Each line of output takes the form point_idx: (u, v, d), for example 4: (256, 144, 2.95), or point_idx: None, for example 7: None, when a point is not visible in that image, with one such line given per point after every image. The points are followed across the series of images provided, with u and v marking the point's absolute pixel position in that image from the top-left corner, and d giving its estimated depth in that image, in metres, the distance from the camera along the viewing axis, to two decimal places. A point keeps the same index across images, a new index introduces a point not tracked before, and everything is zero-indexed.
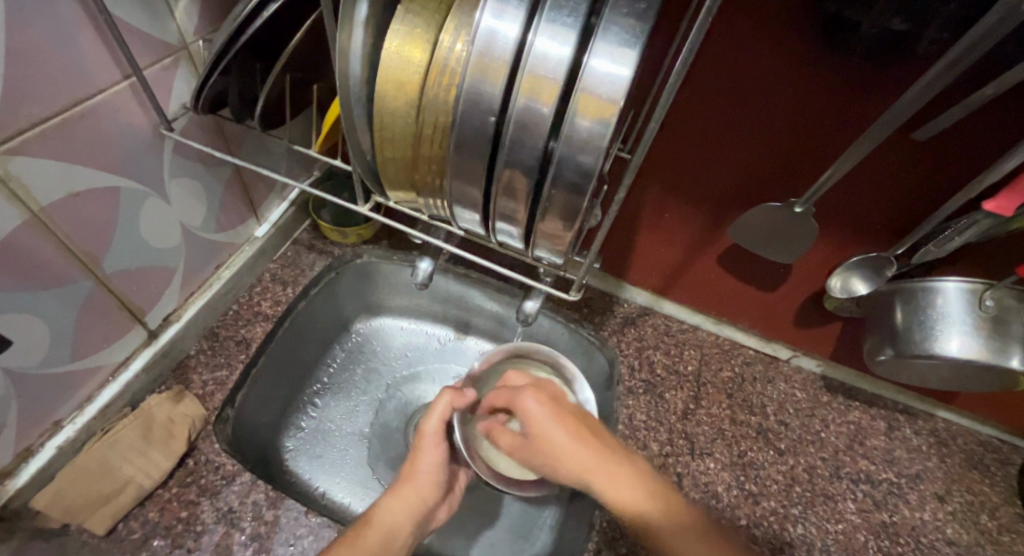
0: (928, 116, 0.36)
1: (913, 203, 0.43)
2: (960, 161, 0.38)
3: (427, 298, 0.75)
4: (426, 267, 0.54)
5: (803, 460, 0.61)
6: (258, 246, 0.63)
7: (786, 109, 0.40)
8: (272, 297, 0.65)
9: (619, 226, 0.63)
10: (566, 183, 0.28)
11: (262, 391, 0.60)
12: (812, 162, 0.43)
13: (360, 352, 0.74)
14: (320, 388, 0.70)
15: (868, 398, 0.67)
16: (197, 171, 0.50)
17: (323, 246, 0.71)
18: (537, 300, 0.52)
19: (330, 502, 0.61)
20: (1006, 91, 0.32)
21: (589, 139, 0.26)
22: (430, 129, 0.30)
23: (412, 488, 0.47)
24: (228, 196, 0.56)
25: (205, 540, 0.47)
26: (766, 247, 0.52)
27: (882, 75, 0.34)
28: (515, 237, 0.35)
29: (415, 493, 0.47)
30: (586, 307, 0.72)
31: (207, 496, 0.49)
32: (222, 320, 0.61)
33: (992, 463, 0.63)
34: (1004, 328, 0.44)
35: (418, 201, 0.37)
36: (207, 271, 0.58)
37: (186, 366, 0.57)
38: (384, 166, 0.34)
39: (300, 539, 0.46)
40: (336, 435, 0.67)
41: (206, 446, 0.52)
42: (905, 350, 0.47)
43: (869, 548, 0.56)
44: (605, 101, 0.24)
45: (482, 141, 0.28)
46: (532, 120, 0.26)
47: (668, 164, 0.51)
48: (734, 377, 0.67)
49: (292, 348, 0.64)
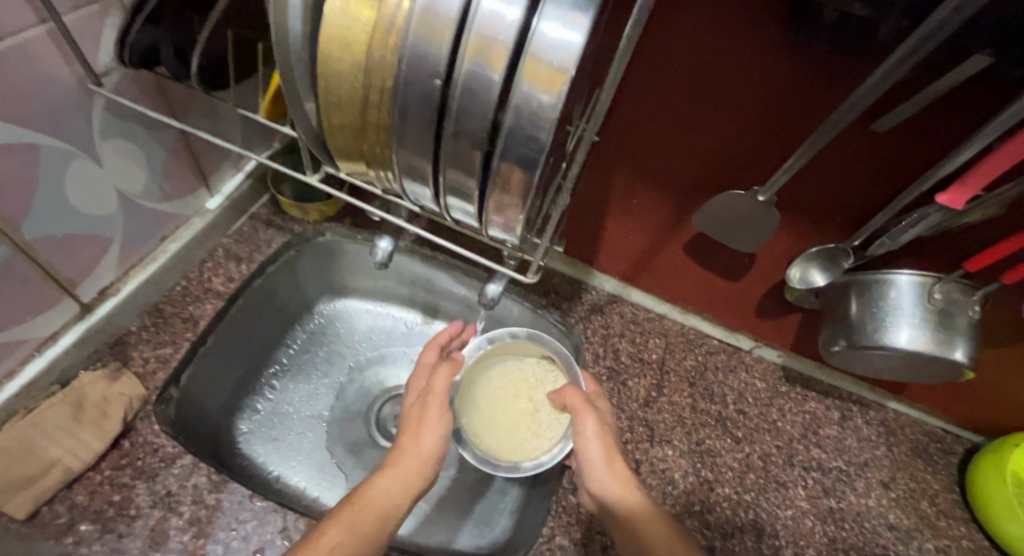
0: (886, 107, 0.36)
1: (870, 195, 0.43)
2: (915, 154, 0.38)
3: (393, 281, 0.72)
4: (386, 246, 0.53)
5: (759, 448, 0.62)
6: (209, 218, 0.61)
7: (750, 95, 0.40)
8: (224, 274, 0.62)
9: (588, 212, 0.62)
10: (516, 156, 0.27)
11: (212, 371, 0.57)
12: (774, 151, 0.43)
13: (323, 335, 0.72)
14: (279, 370, 0.68)
15: (824, 389, 0.68)
16: (134, 133, 0.47)
17: (282, 223, 0.68)
18: (500, 284, 0.51)
19: (284, 487, 0.60)
20: (961, 85, 0.32)
21: (539, 110, 0.24)
22: (377, 93, 0.28)
23: (413, 465, 0.43)
24: (174, 163, 0.53)
25: (139, 524, 0.45)
26: (729, 236, 0.52)
27: (847, 62, 0.34)
28: (470, 214, 0.35)
29: (414, 465, 0.43)
30: (553, 293, 0.71)
31: (143, 478, 0.47)
32: (168, 296, 0.58)
33: (936, 453, 0.65)
34: (950, 321, 0.45)
35: (370, 172, 0.36)
36: (151, 243, 0.56)
37: (125, 343, 0.54)
38: (331, 134, 0.32)
39: (243, 523, 0.46)
40: (294, 418, 0.65)
41: (143, 426, 0.50)
42: (857, 340, 0.47)
43: (815, 533, 0.58)
44: (554, 68, 0.23)
45: (429, 106, 0.26)
46: (478, 86, 0.25)
47: (635, 149, 0.50)
48: (697, 365, 0.68)
49: (247, 328, 0.62)
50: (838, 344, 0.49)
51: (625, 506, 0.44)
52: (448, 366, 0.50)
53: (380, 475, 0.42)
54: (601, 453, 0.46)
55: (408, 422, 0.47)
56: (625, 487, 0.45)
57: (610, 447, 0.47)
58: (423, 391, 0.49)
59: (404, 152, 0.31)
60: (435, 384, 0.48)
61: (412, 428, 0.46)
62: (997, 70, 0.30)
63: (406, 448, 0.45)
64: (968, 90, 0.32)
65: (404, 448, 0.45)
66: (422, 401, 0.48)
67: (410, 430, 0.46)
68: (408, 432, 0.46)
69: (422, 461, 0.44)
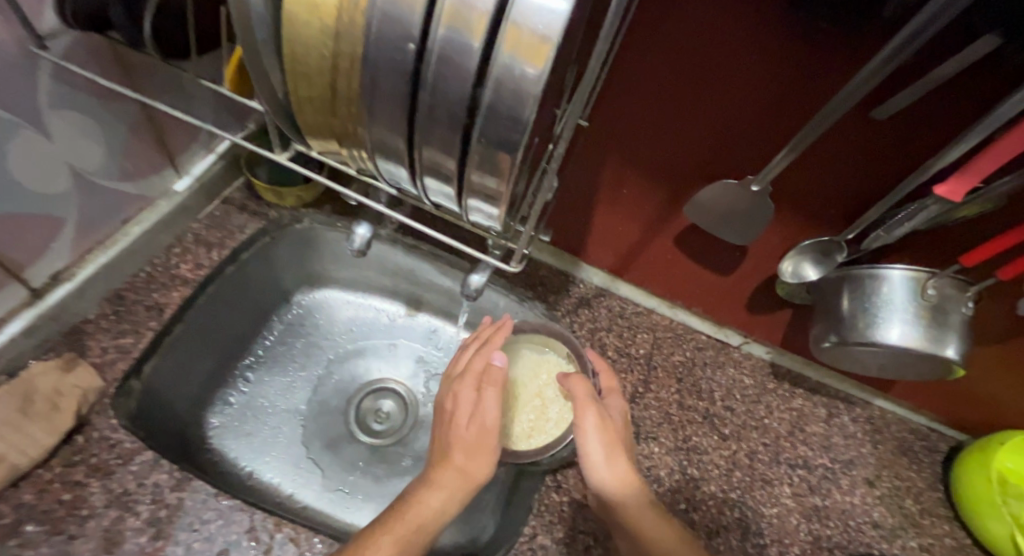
0: (887, 93, 0.34)
1: (867, 187, 0.42)
2: (915, 143, 0.37)
3: (375, 272, 0.69)
4: (364, 233, 0.50)
5: (746, 445, 0.61)
6: (177, 201, 0.59)
7: (747, 78, 0.38)
8: (192, 260, 0.60)
9: (577, 203, 0.60)
10: (495, 135, 0.24)
11: (179, 362, 0.55)
12: (770, 138, 0.42)
13: (301, 325, 0.69)
14: (254, 361, 0.65)
15: (812, 386, 0.67)
16: (88, 106, 0.46)
17: (257, 208, 0.65)
18: (484, 274, 0.49)
19: (256, 484, 0.57)
20: (966, 70, 0.30)
21: (521, 84, 0.22)
22: (347, 59, 0.25)
23: (463, 489, 0.43)
24: (133, 140, 0.52)
25: (92, 524, 0.43)
26: (721, 228, 0.51)
27: (848, 44, 0.32)
28: (448, 197, 0.33)
29: (461, 486, 0.43)
30: (540, 286, 0.69)
31: (98, 476, 0.45)
32: (130, 282, 0.57)
33: (921, 451, 0.65)
34: (943, 317, 0.44)
35: (342, 152, 0.33)
36: (111, 224, 0.55)
37: (80, 332, 0.52)
38: (299, 107, 0.29)
39: (206, 523, 0.43)
40: (269, 412, 0.63)
41: (100, 421, 0.48)
42: (848, 336, 0.46)
43: (800, 531, 0.57)
44: (537, 37, 0.21)
45: (400, 75, 0.24)
46: (455, 53, 0.22)
47: (627, 135, 0.48)
48: (685, 361, 0.67)
49: (219, 318, 0.59)
50: (829, 340, 0.48)
51: (626, 503, 0.44)
52: (498, 390, 0.48)
53: (434, 495, 0.41)
54: (603, 450, 0.44)
55: (460, 439, 0.45)
56: (627, 484, 0.44)
57: (614, 442, 0.45)
58: (473, 408, 0.46)
59: (377, 128, 0.28)
60: (486, 407, 0.46)
61: (466, 446, 0.44)
62: (1004, 54, 0.29)
63: (457, 465, 0.44)
64: (970, 75, 0.31)
65: (457, 466, 0.43)
66: (476, 421, 0.46)
67: (463, 448, 0.44)
68: (462, 449, 0.44)
69: (471, 488, 0.43)
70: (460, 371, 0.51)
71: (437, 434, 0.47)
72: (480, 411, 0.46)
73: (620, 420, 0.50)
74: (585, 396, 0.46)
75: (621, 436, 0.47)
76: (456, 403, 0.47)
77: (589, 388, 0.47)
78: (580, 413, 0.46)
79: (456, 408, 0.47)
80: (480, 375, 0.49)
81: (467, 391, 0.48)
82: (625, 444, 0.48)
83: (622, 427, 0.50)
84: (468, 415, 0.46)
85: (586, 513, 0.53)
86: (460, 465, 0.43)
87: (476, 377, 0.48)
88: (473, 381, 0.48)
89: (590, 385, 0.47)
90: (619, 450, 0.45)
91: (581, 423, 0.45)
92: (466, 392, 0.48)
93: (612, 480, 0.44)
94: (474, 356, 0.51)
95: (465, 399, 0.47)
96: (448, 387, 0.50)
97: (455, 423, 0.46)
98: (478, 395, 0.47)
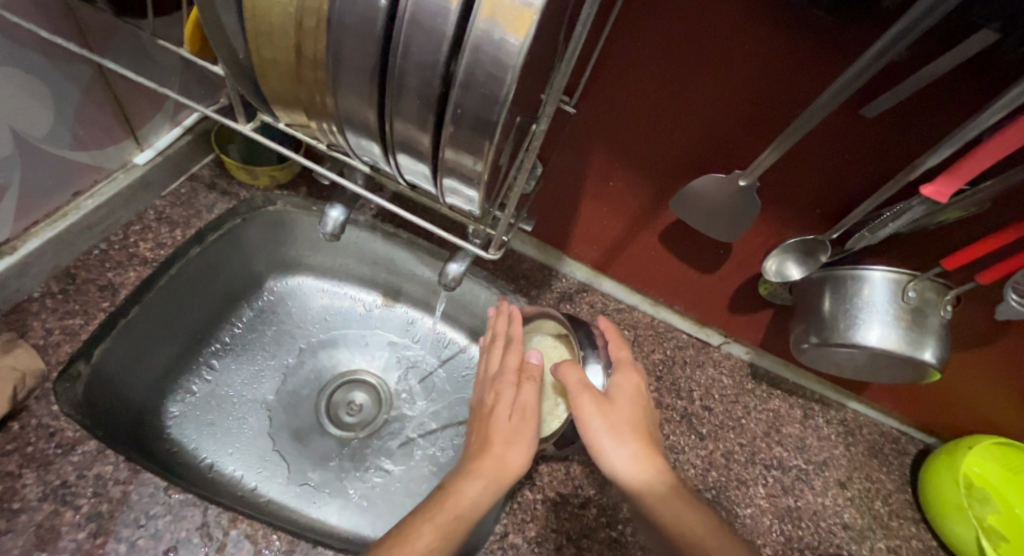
0: (877, 90, 0.33)
1: (852, 187, 0.42)
2: (901, 144, 0.36)
3: (353, 260, 0.66)
4: (337, 216, 0.47)
5: (722, 445, 0.61)
6: (136, 174, 0.57)
7: (738, 70, 0.37)
8: (152, 239, 0.57)
9: (562, 194, 0.59)
10: (470, 110, 0.22)
11: (135, 348, 0.51)
12: (759, 133, 0.41)
13: (272, 313, 0.66)
14: (221, 348, 0.62)
15: (790, 387, 0.68)
16: (35, 65, 0.43)
17: (227, 187, 0.62)
18: (463, 263, 0.47)
19: (217, 476, 0.55)
20: (955, 69, 0.30)
21: (498, 56, 0.20)
22: (313, 18, 0.22)
23: (503, 479, 0.41)
24: (87, 105, 0.50)
25: (23, 519, 0.41)
26: (706, 224, 0.50)
27: (840, 37, 0.31)
28: (424, 176, 0.31)
29: (500, 475, 0.41)
30: (522, 279, 0.68)
31: (34, 466, 0.43)
32: (82, 260, 0.54)
33: (891, 453, 0.66)
34: (922, 320, 0.44)
35: (311, 125, 0.31)
36: (61, 197, 0.52)
37: (24, 311, 0.50)
38: (263, 71, 0.26)
39: (153, 519, 0.41)
40: (234, 401, 0.60)
41: (39, 408, 0.45)
42: (828, 337, 0.46)
43: (772, 532, 0.57)
44: (518, 5, 0.19)
45: (367, 39, 0.22)
46: (427, 16, 0.20)
47: (615, 125, 0.47)
48: (665, 359, 0.66)
49: (182, 301, 0.56)
50: (809, 340, 0.48)
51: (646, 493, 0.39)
52: (537, 385, 0.47)
53: (473, 483, 0.40)
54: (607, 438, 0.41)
55: (501, 428, 0.43)
56: (640, 471, 0.40)
57: (615, 425, 0.41)
58: (514, 402, 0.45)
59: (345, 98, 0.26)
60: (526, 400, 0.45)
61: (507, 434, 0.43)
62: (999, 50, 0.28)
63: (497, 455, 0.42)
64: (960, 73, 0.30)
65: (497, 455, 0.42)
66: (517, 412, 0.44)
67: (503, 438, 0.43)
68: (503, 439, 0.43)
69: (511, 480, 0.42)
70: (495, 369, 0.50)
71: (477, 427, 0.46)
72: (520, 404, 0.45)
73: (633, 397, 0.45)
74: (575, 383, 0.43)
75: (628, 417, 0.43)
76: (496, 398, 0.46)
77: (581, 375, 0.43)
78: (574, 401, 0.42)
79: (495, 401, 0.46)
80: (517, 372, 0.48)
81: (507, 385, 0.47)
82: (638, 423, 0.43)
83: (636, 403, 0.45)
84: (510, 408, 0.45)
85: (559, 511, 0.52)
86: (500, 455, 0.42)
87: (513, 372, 0.48)
88: (512, 376, 0.48)
89: (581, 370, 0.44)
90: (624, 432, 0.41)
91: (578, 409, 0.42)
92: (506, 388, 0.46)
93: (620, 466, 0.40)
94: (507, 353, 0.50)
95: (503, 393, 0.46)
96: (485, 384, 0.49)
97: (495, 415, 0.44)
98: (518, 388, 0.46)
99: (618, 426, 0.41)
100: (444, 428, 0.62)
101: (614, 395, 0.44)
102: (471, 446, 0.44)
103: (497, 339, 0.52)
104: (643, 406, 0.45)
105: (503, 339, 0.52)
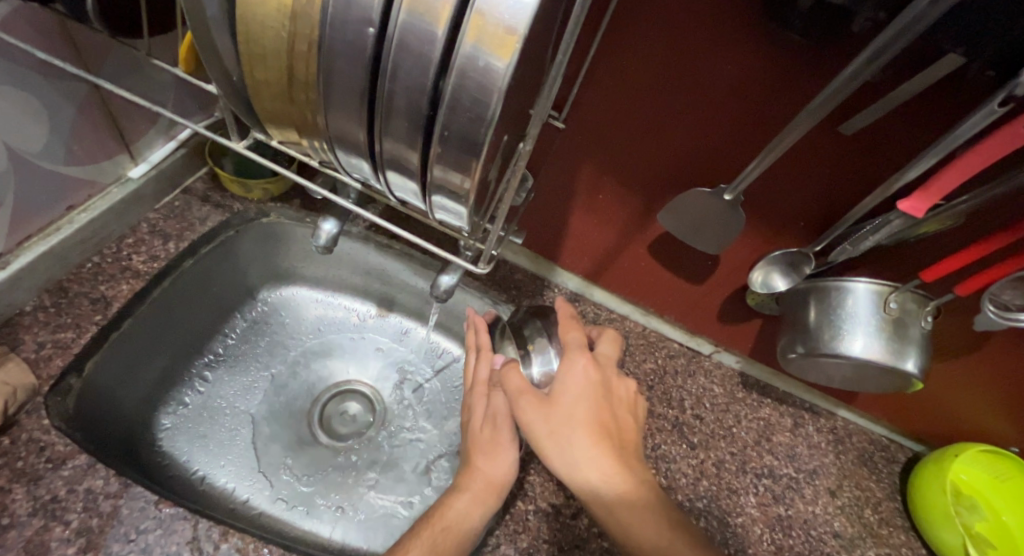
0: (854, 107, 0.34)
1: (834, 202, 0.43)
2: (879, 161, 0.37)
3: (346, 271, 0.67)
4: (330, 229, 0.48)
5: (713, 454, 0.62)
6: (130, 188, 0.57)
7: (723, 90, 0.38)
8: (146, 251, 0.58)
9: (552, 206, 0.59)
10: (456, 131, 0.23)
11: (127, 360, 0.52)
12: (742, 148, 0.42)
13: (266, 324, 0.66)
14: (213, 360, 0.62)
15: (779, 396, 0.68)
16: (31, 82, 0.44)
17: (220, 200, 0.63)
18: (454, 276, 0.47)
19: (209, 489, 0.54)
20: (927, 89, 0.31)
21: (484, 78, 0.21)
22: (304, 43, 0.23)
23: (490, 491, 0.42)
24: (82, 121, 0.50)
25: (13, 535, 0.41)
26: (695, 236, 0.51)
27: (821, 58, 0.32)
28: (413, 193, 0.31)
29: (488, 489, 0.42)
30: (514, 289, 0.68)
31: (24, 481, 0.43)
32: (75, 273, 0.54)
33: (880, 461, 0.66)
34: (903, 331, 0.45)
35: (302, 142, 0.31)
36: (54, 211, 0.52)
37: (17, 325, 0.50)
38: (255, 92, 0.27)
39: (143, 533, 0.41)
40: (226, 413, 0.60)
41: (30, 422, 0.45)
42: (814, 348, 0.47)
43: (763, 541, 0.57)
44: (503, 29, 0.20)
45: (357, 64, 0.23)
46: (416, 41, 0.21)
47: (604, 140, 0.48)
48: (656, 368, 0.66)
49: (176, 311, 0.56)
50: (795, 351, 0.49)
51: (594, 499, 0.39)
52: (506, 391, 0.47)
53: (459, 497, 0.41)
54: (548, 447, 0.40)
55: (478, 442, 0.45)
56: (586, 480, 0.39)
57: (554, 430, 0.40)
58: (487, 410, 0.47)
59: (335, 117, 0.26)
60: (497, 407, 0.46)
61: (482, 448, 0.45)
62: (967, 71, 0.29)
63: (482, 469, 0.43)
64: (932, 93, 0.31)
65: (480, 470, 0.43)
66: (489, 422, 0.46)
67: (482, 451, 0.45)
68: (481, 453, 0.45)
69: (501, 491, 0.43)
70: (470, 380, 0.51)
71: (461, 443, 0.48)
72: (491, 411, 0.46)
73: (580, 388, 0.42)
74: (513, 391, 0.42)
75: (572, 417, 0.40)
76: (471, 412, 0.48)
77: (521, 378, 0.43)
78: (516, 408, 0.42)
79: (469, 416, 0.48)
80: (489, 382, 0.49)
81: (479, 395, 0.48)
82: (584, 420, 0.40)
83: (584, 395, 0.42)
84: (482, 418, 0.47)
85: (551, 522, 0.52)
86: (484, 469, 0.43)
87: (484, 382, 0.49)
88: (483, 388, 0.49)
89: (519, 375, 0.43)
90: (565, 435, 0.40)
91: (520, 418, 0.42)
92: (478, 398, 0.48)
93: (567, 474, 0.40)
94: (478, 363, 0.50)
95: (489, 401, 0.47)
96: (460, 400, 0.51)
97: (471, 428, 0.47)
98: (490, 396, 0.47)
99: (557, 430, 0.40)
100: (437, 440, 0.62)
101: (557, 392, 0.42)
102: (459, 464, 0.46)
103: (470, 353, 0.53)
104: (594, 397, 0.42)
105: (475, 351, 0.52)
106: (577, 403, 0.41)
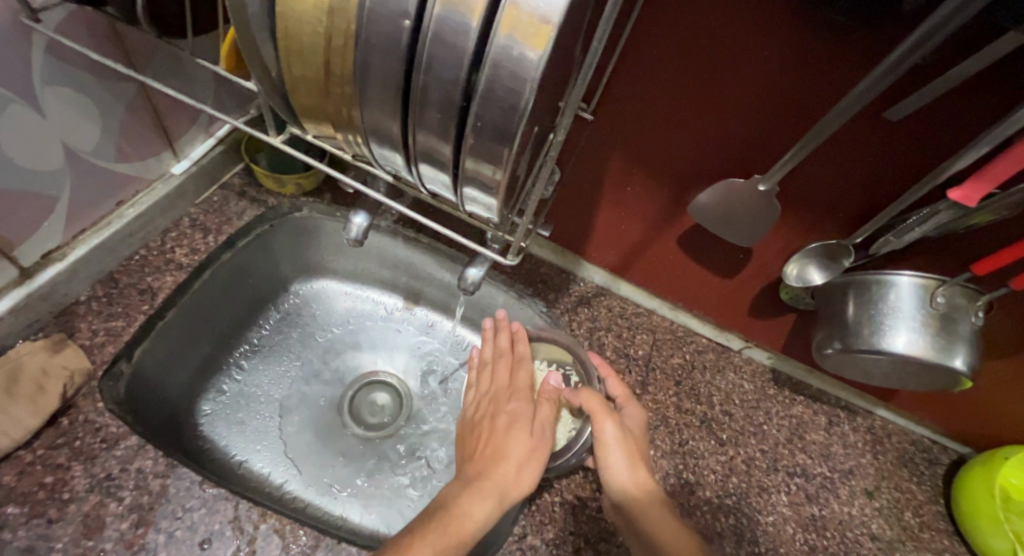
0: (900, 93, 0.33)
1: (877, 191, 0.41)
2: (926, 148, 0.36)
3: (375, 264, 0.68)
4: (361, 223, 0.49)
5: (743, 451, 0.60)
6: (173, 184, 0.60)
7: (759, 77, 0.37)
8: (187, 244, 0.60)
9: (579, 199, 0.59)
10: (489, 122, 0.23)
11: (172, 348, 0.54)
12: (778, 137, 0.41)
13: (298, 316, 0.68)
14: (249, 350, 0.64)
15: (813, 393, 0.66)
16: (83, 83, 0.46)
17: (255, 195, 0.66)
18: (481, 268, 0.47)
19: (247, 472, 0.57)
20: (981, 72, 0.29)
21: (518, 69, 0.21)
22: (341, 38, 0.24)
23: (507, 497, 0.41)
24: (130, 121, 0.53)
25: (72, 509, 0.43)
26: (727, 229, 0.49)
27: (863, 41, 0.31)
28: (444, 185, 0.32)
29: (506, 497, 0.41)
30: (540, 283, 0.69)
31: (81, 460, 0.46)
32: (124, 265, 0.57)
33: (922, 463, 0.64)
34: (952, 327, 0.43)
35: (337, 136, 0.32)
36: (105, 206, 0.55)
37: (72, 313, 0.53)
38: (293, 87, 0.28)
39: (189, 511, 0.43)
40: (262, 401, 0.62)
41: (86, 405, 0.48)
42: (853, 343, 0.45)
43: (796, 540, 0.56)
44: (538, 19, 0.20)
45: (391, 58, 0.23)
46: (449, 34, 0.21)
47: (634, 132, 0.47)
48: (684, 363, 0.66)
49: (216, 303, 0.58)
50: (832, 346, 0.47)
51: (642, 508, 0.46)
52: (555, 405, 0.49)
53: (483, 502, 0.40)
54: (623, 460, 0.47)
55: (517, 445, 0.45)
56: (643, 492, 0.47)
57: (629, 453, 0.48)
58: (522, 418, 0.47)
59: (370, 111, 0.27)
60: (543, 418, 0.48)
61: (515, 451, 0.44)
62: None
63: (509, 472, 0.43)
64: (987, 76, 0.30)
65: (507, 473, 0.42)
66: (537, 431, 0.47)
67: (518, 456, 0.44)
68: (518, 456, 0.44)
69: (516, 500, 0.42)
70: (507, 384, 0.52)
71: (488, 437, 0.47)
72: (539, 421, 0.47)
73: (639, 430, 0.52)
74: (600, 409, 0.49)
75: (638, 448, 0.50)
76: (512, 413, 0.48)
77: (602, 403, 0.50)
78: (597, 424, 0.48)
79: (511, 417, 0.48)
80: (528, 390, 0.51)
81: (523, 403, 0.49)
82: (643, 455, 0.50)
83: (642, 437, 0.52)
84: (531, 425, 0.47)
85: (578, 514, 0.52)
86: (511, 472, 0.42)
87: (529, 391, 0.51)
88: (526, 395, 0.50)
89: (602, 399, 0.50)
90: (634, 458, 0.48)
91: (598, 434, 0.48)
92: (522, 404, 0.49)
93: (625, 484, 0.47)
94: (519, 369, 0.53)
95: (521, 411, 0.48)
96: (494, 399, 0.51)
97: (515, 429, 0.46)
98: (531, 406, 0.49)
99: (630, 453, 0.48)
100: None
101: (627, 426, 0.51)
102: (480, 458, 0.45)
103: (506, 355, 0.55)
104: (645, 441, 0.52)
105: (513, 356, 0.54)
106: (640, 440, 0.51)
